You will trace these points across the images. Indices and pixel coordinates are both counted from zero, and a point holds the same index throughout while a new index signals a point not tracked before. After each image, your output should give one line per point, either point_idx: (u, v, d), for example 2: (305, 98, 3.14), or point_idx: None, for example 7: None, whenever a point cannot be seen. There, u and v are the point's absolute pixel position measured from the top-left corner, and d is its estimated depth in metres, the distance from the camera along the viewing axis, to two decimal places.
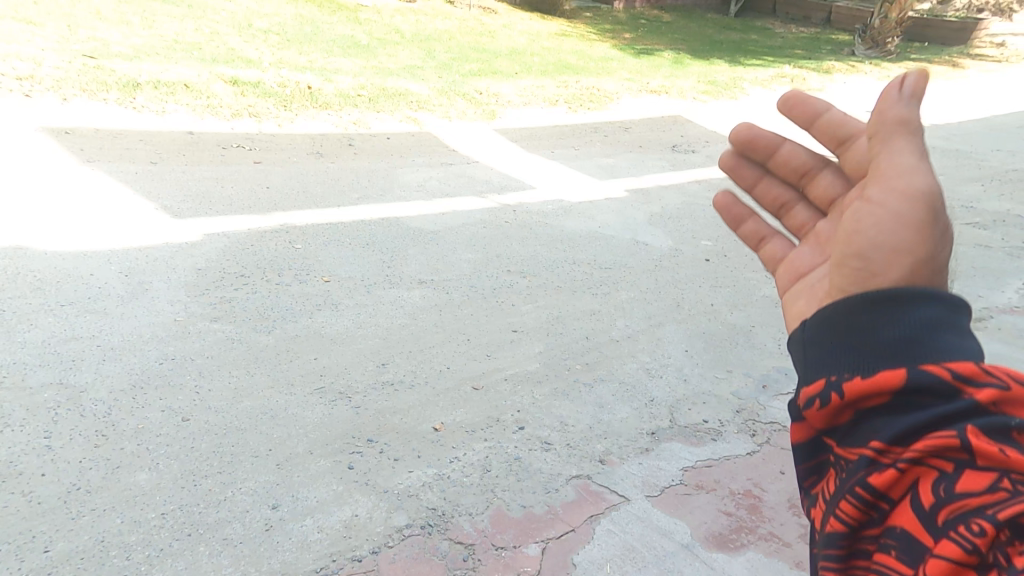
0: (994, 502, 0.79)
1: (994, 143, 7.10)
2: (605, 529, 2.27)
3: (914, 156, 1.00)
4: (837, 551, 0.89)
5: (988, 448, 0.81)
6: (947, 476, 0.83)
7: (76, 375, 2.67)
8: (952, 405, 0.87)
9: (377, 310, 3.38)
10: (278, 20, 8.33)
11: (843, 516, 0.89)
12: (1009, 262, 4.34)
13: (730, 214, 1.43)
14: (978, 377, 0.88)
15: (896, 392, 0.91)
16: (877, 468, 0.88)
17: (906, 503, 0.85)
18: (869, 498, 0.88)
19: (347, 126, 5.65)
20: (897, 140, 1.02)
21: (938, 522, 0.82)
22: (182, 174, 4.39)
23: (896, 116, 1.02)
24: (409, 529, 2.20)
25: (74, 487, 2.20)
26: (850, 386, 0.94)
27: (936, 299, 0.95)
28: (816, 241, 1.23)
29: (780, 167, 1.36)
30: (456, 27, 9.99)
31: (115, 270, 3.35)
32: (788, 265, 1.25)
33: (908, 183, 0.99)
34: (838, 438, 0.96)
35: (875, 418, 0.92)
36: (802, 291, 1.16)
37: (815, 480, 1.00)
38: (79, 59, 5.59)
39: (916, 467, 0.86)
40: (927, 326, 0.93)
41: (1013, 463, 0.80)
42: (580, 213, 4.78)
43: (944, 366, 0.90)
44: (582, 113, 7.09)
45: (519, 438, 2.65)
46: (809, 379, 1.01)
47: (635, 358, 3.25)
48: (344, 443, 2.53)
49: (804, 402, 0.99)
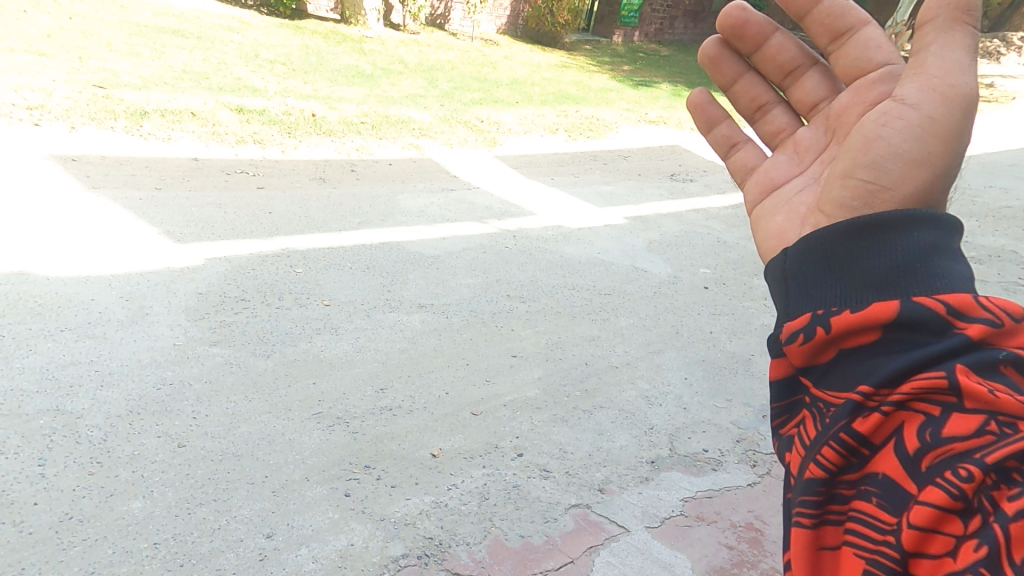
0: (979, 445, 0.86)
1: (987, 180, 7.21)
2: (604, 560, 2.24)
3: (961, 55, 1.11)
4: (816, 497, 0.96)
5: (977, 389, 0.88)
6: (934, 420, 0.90)
7: (73, 402, 2.66)
8: (944, 342, 0.94)
9: (377, 334, 3.39)
10: (285, 51, 8.53)
11: (825, 461, 0.96)
12: (1005, 297, 4.36)
13: (706, 114, 1.57)
14: (971, 312, 0.95)
15: (883, 329, 1.00)
16: (862, 413, 0.96)
17: (891, 449, 0.92)
18: (852, 443, 0.95)
19: (350, 153, 5.73)
20: (952, 33, 1.11)
21: (921, 468, 0.89)
22: (185, 201, 4.43)
23: (959, 1, 1.10)
24: (405, 559, 2.16)
25: (67, 516, 2.18)
26: (837, 320, 1.03)
27: (934, 222, 1.06)
28: (792, 148, 1.42)
29: (765, 60, 1.50)
30: (459, 58, 10.23)
31: (116, 295, 3.36)
32: (761, 173, 1.43)
33: (946, 83, 1.11)
34: (815, 378, 1.06)
35: (862, 360, 1.00)
36: (779, 202, 1.34)
37: (792, 422, 1.09)
38: (88, 88, 5.71)
39: (901, 412, 0.93)
40: (919, 257, 1.03)
41: (1001, 405, 0.86)
42: (579, 239, 4.82)
43: (937, 299, 0.98)
44: (581, 142, 7.21)
45: (517, 465, 2.63)
46: (794, 314, 1.11)
47: (634, 384, 3.24)
48: (340, 469, 2.51)
49: (788, 338, 1.08)
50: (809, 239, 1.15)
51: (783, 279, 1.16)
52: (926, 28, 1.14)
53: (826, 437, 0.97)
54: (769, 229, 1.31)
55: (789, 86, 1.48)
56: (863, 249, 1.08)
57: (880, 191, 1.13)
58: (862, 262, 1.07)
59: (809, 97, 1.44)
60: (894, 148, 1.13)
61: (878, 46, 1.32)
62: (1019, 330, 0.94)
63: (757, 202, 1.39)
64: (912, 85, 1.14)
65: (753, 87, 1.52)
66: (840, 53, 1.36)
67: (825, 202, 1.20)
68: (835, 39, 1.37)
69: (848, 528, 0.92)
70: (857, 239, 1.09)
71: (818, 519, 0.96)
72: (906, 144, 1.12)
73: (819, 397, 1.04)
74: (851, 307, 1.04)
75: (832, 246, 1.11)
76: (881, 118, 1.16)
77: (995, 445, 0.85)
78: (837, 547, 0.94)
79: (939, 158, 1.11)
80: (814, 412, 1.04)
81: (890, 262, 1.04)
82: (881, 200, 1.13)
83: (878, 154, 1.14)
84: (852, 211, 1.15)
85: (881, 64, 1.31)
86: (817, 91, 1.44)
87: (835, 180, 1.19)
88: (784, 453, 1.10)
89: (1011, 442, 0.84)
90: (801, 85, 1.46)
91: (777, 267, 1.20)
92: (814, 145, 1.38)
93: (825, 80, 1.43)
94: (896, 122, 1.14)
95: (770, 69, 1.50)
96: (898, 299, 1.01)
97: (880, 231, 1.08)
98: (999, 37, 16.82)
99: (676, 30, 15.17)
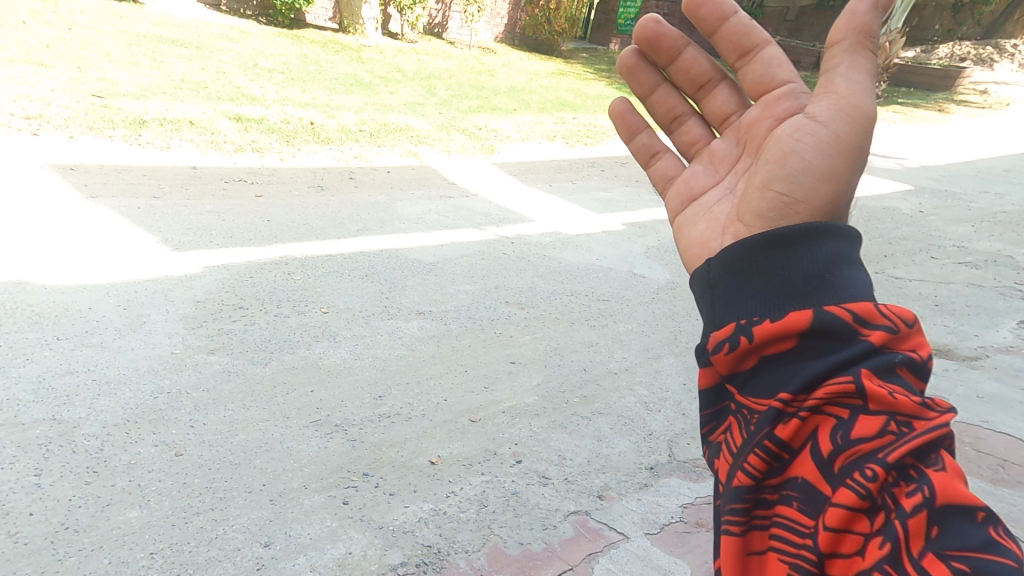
0: (882, 446, 0.93)
1: (982, 185, 7.26)
2: (604, 567, 2.22)
3: (865, 76, 1.18)
4: (743, 504, 0.99)
5: (880, 391, 0.94)
6: (844, 423, 0.95)
7: (70, 411, 2.65)
8: (851, 348, 1.01)
9: (375, 341, 3.39)
10: (284, 59, 8.59)
11: (751, 468, 0.99)
12: (1002, 301, 4.37)
13: (625, 123, 1.59)
14: (871, 319, 1.03)
15: (799, 337, 1.04)
16: (783, 419, 1.00)
17: (808, 453, 0.97)
18: (774, 449, 0.99)
19: (348, 161, 5.76)
20: (857, 55, 1.18)
21: (835, 470, 0.94)
22: (184, 209, 4.44)
23: (863, 23, 1.18)
24: (403, 567, 2.15)
25: (63, 527, 2.17)
26: (759, 329, 1.07)
27: (839, 233, 1.13)
28: (707, 160, 1.46)
29: (679, 72, 1.53)
30: (457, 66, 10.30)
31: (113, 303, 3.36)
32: (680, 184, 1.46)
33: (851, 104, 1.18)
34: (739, 385, 1.09)
35: (781, 367, 1.05)
36: (699, 212, 1.37)
37: (718, 429, 1.13)
38: (87, 98, 5.74)
39: (817, 416, 0.98)
40: (826, 266, 1.10)
41: (899, 405, 0.94)
42: (577, 245, 4.84)
43: (844, 308, 1.04)
44: (579, 148, 7.25)
45: (516, 472, 2.63)
46: (719, 323, 1.14)
47: (632, 390, 3.24)
48: (339, 477, 2.50)
49: (714, 346, 1.11)
50: (730, 249, 1.19)
51: (707, 288, 1.19)
52: (834, 49, 1.20)
53: (751, 444, 1.00)
54: (691, 238, 1.34)
55: (701, 99, 1.52)
56: (779, 258, 1.12)
57: (793, 204, 1.18)
58: (778, 271, 1.12)
59: (721, 110, 1.49)
60: (807, 163, 1.18)
61: (779, 64, 1.38)
62: (909, 336, 1.05)
63: (678, 211, 1.42)
64: (822, 104, 1.21)
65: (668, 97, 1.56)
66: (747, 68, 1.41)
67: (744, 212, 1.25)
68: (741, 55, 1.42)
69: (771, 533, 0.96)
70: (772, 249, 1.13)
71: (745, 527, 0.99)
72: (817, 159, 1.18)
73: (743, 404, 1.07)
74: (770, 316, 1.08)
75: (752, 256, 1.15)
76: (795, 134, 1.22)
77: (895, 444, 0.92)
78: (762, 553, 0.97)
79: (844, 174, 1.18)
80: (739, 418, 1.07)
81: (803, 271, 1.10)
82: (794, 213, 1.18)
83: (792, 168, 1.19)
84: (769, 222, 1.20)
85: (785, 81, 1.36)
86: (727, 105, 1.49)
87: (754, 191, 1.24)
88: (711, 459, 1.13)
89: (908, 441, 0.91)
90: (713, 97, 1.50)
91: (700, 275, 1.23)
92: (728, 157, 1.42)
93: (734, 94, 1.48)
94: (809, 138, 1.20)
95: (684, 81, 1.54)
96: (810, 307, 1.07)
97: (794, 241, 1.12)
98: (992, 45, 16.99)
99: None
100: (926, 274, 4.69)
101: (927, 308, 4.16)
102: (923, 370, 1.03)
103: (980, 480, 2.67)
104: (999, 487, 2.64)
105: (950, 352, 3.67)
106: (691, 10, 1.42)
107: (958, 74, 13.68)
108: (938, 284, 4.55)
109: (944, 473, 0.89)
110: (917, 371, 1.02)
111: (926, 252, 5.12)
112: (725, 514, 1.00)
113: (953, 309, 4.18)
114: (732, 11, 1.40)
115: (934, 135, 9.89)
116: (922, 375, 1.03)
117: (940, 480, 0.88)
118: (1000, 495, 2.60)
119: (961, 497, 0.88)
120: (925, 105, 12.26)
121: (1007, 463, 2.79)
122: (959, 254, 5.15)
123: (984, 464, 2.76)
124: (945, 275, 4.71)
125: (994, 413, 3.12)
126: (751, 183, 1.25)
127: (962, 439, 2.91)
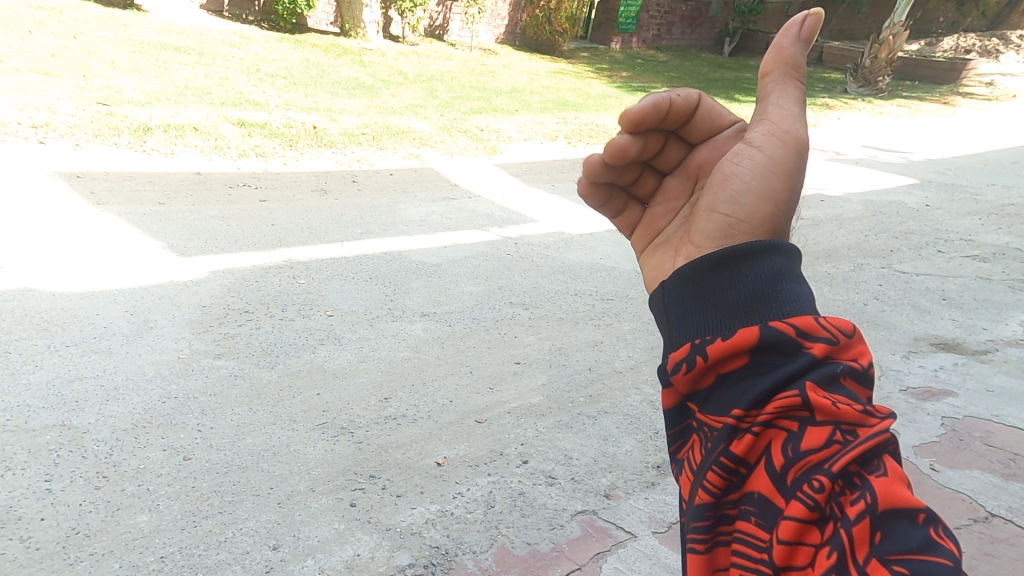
0: (829, 455, 0.95)
1: (989, 178, 7.19)
2: (613, 567, 2.21)
3: (796, 104, 1.20)
4: (706, 522, 1.02)
5: (823, 402, 0.97)
6: (794, 435, 0.98)
7: (79, 417, 2.67)
8: (796, 361, 1.03)
9: (380, 344, 3.39)
10: (285, 64, 8.64)
11: (710, 485, 1.02)
12: (1011, 294, 4.33)
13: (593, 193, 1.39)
14: (814, 332, 1.05)
15: (749, 354, 1.06)
16: (737, 435, 1.02)
17: (762, 468, 1.00)
18: (730, 465, 1.01)
19: (351, 164, 5.78)
20: (786, 85, 1.20)
21: (787, 483, 0.97)
22: (189, 214, 4.47)
23: (789, 57, 1.20)
24: (411, 568, 2.15)
25: (74, 532, 2.18)
26: (712, 348, 1.09)
27: (779, 251, 1.14)
28: (663, 200, 1.38)
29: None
30: (457, 67, 10.32)
31: (121, 309, 3.39)
32: (641, 227, 1.39)
33: (784, 128, 1.18)
34: (698, 403, 1.11)
35: (733, 384, 1.07)
36: (659, 244, 1.33)
37: (682, 445, 1.15)
38: (92, 106, 5.79)
39: (769, 430, 1.00)
40: (773, 282, 1.11)
41: (842, 414, 0.97)
42: (580, 245, 4.83)
43: (788, 322, 1.07)
44: (581, 148, 7.24)
45: (522, 472, 2.62)
46: (676, 343, 1.15)
47: (638, 389, 3.23)
48: (346, 480, 2.51)
49: (672, 367, 1.13)
50: (681, 270, 1.20)
51: (662, 309, 1.21)
52: (766, 80, 1.22)
53: (709, 461, 1.03)
54: (648, 265, 1.32)
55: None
56: (726, 277, 1.14)
57: (738, 224, 1.17)
58: (726, 288, 1.13)
59: (677, 157, 1.38)
60: (747, 184, 1.18)
61: (718, 110, 1.37)
62: (850, 344, 1.08)
63: (642, 252, 1.37)
64: (758, 130, 1.21)
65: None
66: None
67: (694, 235, 1.23)
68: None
69: (732, 549, 0.99)
70: (720, 268, 1.14)
71: (709, 544, 1.02)
72: (756, 181, 1.17)
73: (703, 421, 1.09)
74: (721, 334, 1.10)
75: (701, 275, 1.16)
76: (734, 158, 1.21)
77: (841, 454, 0.95)
78: (726, 569, 1.00)
79: (783, 195, 1.17)
80: (699, 435, 1.09)
81: (750, 288, 1.11)
82: (740, 232, 1.17)
83: (734, 191, 1.19)
84: (716, 242, 1.19)
85: (730, 122, 1.35)
86: (681, 152, 1.38)
87: (701, 214, 1.23)
88: (676, 476, 1.15)
89: (852, 449, 0.95)
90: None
91: (657, 297, 1.24)
92: (683, 193, 1.35)
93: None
94: (746, 161, 1.19)
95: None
96: (757, 324, 1.09)
97: (741, 258, 1.13)
98: (996, 37, 16.89)
99: (673, 34, 15.24)
100: (933, 269, 4.65)
101: (934, 303, 4.13)
102: (866, 378, 1.06)
103: (992, 475, 2.64)
104: (1011, 481, 2.61)
105: (958, 346, 3.64)
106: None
107: (963, 66, 13.58)
108: (945, 278, 4.52)
109: (886, 479, 0.93)
110: (860, 380, 1.05)
111: (933, 246, 5.08)
112: (689, 532, 1.03)
113: (960, 303, 4.14)
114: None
115: (940, 129, 9.81)
116: (866, 383, 1.06)
117: (881, 486, 0.92)
118: (1013, 490, 2.57)
119: (903, 500, 0.91)
120: (930, 99, 12.17)
121: (1018, 457, 2.76)
122: (966, 247, 5.10)
123: (995, 458, 2.74)
124: (952, 269, 4.67)
125: (1004, 407, 3.09)
126: (698, 208, 1.24)
127: (972, 434, 2.89)
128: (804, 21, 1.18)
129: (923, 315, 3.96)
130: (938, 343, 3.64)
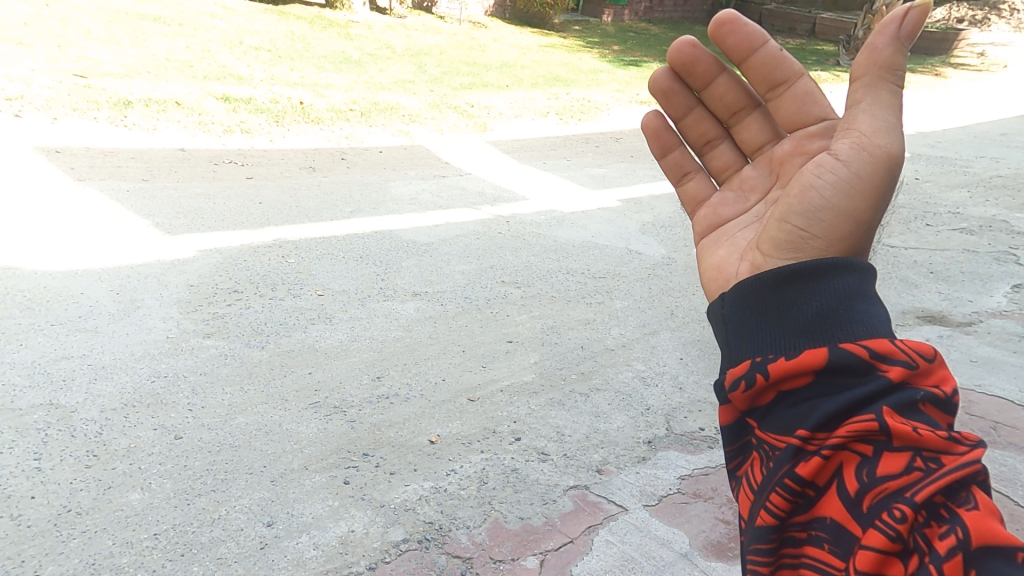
0: (909, 483, 0.91)
1: (979, 151, 7.20)
2: (604, 539, 2.26)
3: (891, 113, 1.12)
4: (769, 544, 0.98)
5: (902, 428, 0.92)
6: (868, 460, 0.94)
7: (67, 396, 2.64)
8: (869, 384, 0.99)
9: (372, 324, 3.36)
10: (268, 37, 8.41)
11: (775, 507, 0.98)
12: (998, 266, 4.38)
13: (660, 139, 1.52)
14: (890, 355, 1.00)
15: (817, 374, 1.03)
16: (803, 457, 0.99)
17: (833, 492, 0.96)
18: (797, 486, 0.98)
19: (339, 141, 5.68)
20: (879, 91, 1.12)
21: (862, 509, 0.92)
22: (174, 192, 4.38)
23: (884, 59, 1.11)
24: (406, 543, 2.17)
25: (65, 509, 2.17)
26: (774, 366, 1.06)
27: (853, 268, 1.10)
28: (738, 186, 1.42)
29: (713, 98, 1.48)
30: (447, 41, 10.11)
31: (106, 288, 3.33)
32: (709, 209, 1.42)
33: (874, 142, 1.12)
34: (758, 420, 1.08)
35: (798, 404, 1.03)
36: (722, 238, 1.35)
37: (743, 463, 1.12)
38: (69, 78, 5.61)
39: (841, 453, 0.96)
40: (840, 303, 1.07)
41: (923, 441, 0.92)
42: (572, 222, 4.82)
43: (861, 344, 1.02)
44: (573, 124, 7.18)
45: (515, 449, 2.64)
46: (735, 360, 1.13)
47: (630, 366, 3.25)
48: (339, 457, 2.51)
49: (730, 384, 1.10)
50: (744, 284, 1.17)
51: (721, 325, 1.18)
52: (855, 84, 1.15)
53: (772, 482, 1.00)
54: (710, 262, 1.32)
55: (734, 125, 1.47)
56: (794, 296, 1.10)
57: (811, 239, 1.15)
58: (790, 308, 1.10)
59: (754, 140, 1.43)
60: (825, 200, 1.15)
61: (814, 100, 1.33)
62: (931, 369, 1.01)
63: (703, 237, 1.40)
64: (843, 141, 1.16)
65: (702, 122, 1.50)
66: (782, 102, 1.36)
67: (762, 240, 1.22)
68: (773, 87, 1.36)
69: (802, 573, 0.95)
70: (788, 286, 1.11)
71: (772, 566, 0.98)
72: (836, 198, 1.14)
73: (764, 440, 1.06)
74: (786, 354, 1.07)
75: (765, 292, 1.14)
76: (816, 170, 1.18)
77: (922, 482, 0.90)
78: None
79: (866, 213, 1.14)
80: (760, 454, 1.06)
81: (816, 308, 1.08)
82: (810, 247, 1.15)
83: (812, 204, 1.16)
84: (784, 255, 1.17)
85: (820, 118, 1.31)
86: (761, 134, 1.42)
87: (773, 222, 1.21)
88: (737, 493, 1.12)
89: (935, 478, 0.89)
90: (746, 126, 1.45)
91: (715, 311, 1.22)
92: (760, 186, 1.37)
93: (768, 125, 1.41)
94: (829, 175, 1.15)
95: (717, 107, 1.48)
96: (827, 345, 1.05)
97: (808, 278, 1.10)
98: (988, 6, 16.84)
99: (665, 8, 15.03)
100: (921, 243, 4.70)
101: (922, 276, 4.17)
102: (949, 405, 0.99)
103: None
104: (990, 448, 2.69)
105: (945, 319, 3.69)
106: (716, 32, 1.34)
107: (955, 37, 13.53)
108: (934, 252, 4.56)
109: (978, 513, 0.86)
110: (943, 407, 0.98)
111: (922, 220, 5.12)
112: (751, 554, 1.00)
113: (947, 276, 4.18)
114: (762, 42, 1.34)
115: (936, 101, 9.80)
116: (949, 411, 0.99)
117: (974, 520, 0.85)
118: (992, 456, 2.64)
119: (998, 538, 0.85)
120: (922, 70, 12.12)
121: (999, 425, 2.84)
122: (954, 221, 5.14)
123: (977, 427, 2.80)
124: (939, 243, 4.72)
125: (986, 377, 3.16)
126: (772, 214, 1.22)
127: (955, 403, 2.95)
128: (905, 16, 1.09)
129: (911, 288, 4.00)
130: (924, 316, 3.70)
